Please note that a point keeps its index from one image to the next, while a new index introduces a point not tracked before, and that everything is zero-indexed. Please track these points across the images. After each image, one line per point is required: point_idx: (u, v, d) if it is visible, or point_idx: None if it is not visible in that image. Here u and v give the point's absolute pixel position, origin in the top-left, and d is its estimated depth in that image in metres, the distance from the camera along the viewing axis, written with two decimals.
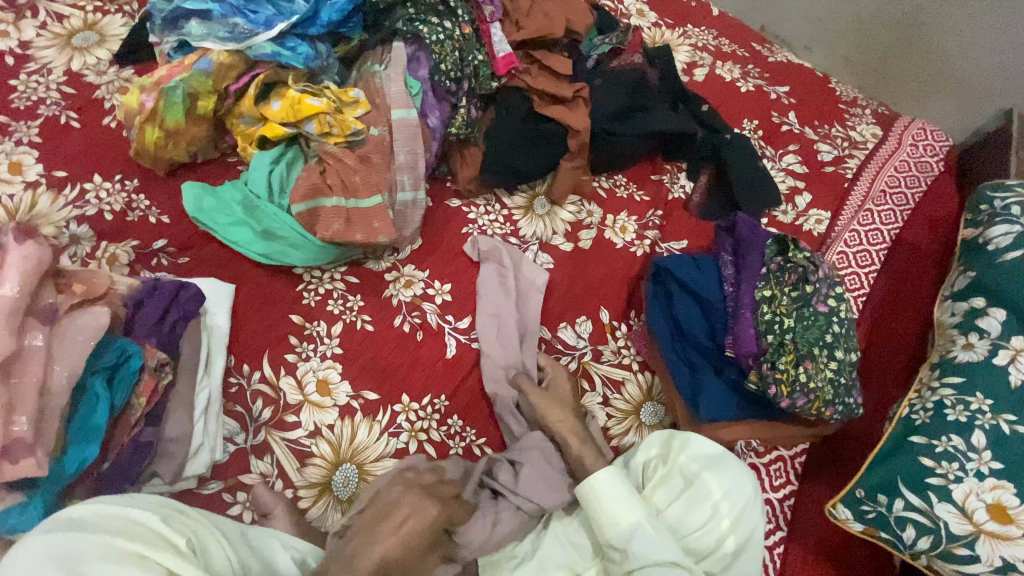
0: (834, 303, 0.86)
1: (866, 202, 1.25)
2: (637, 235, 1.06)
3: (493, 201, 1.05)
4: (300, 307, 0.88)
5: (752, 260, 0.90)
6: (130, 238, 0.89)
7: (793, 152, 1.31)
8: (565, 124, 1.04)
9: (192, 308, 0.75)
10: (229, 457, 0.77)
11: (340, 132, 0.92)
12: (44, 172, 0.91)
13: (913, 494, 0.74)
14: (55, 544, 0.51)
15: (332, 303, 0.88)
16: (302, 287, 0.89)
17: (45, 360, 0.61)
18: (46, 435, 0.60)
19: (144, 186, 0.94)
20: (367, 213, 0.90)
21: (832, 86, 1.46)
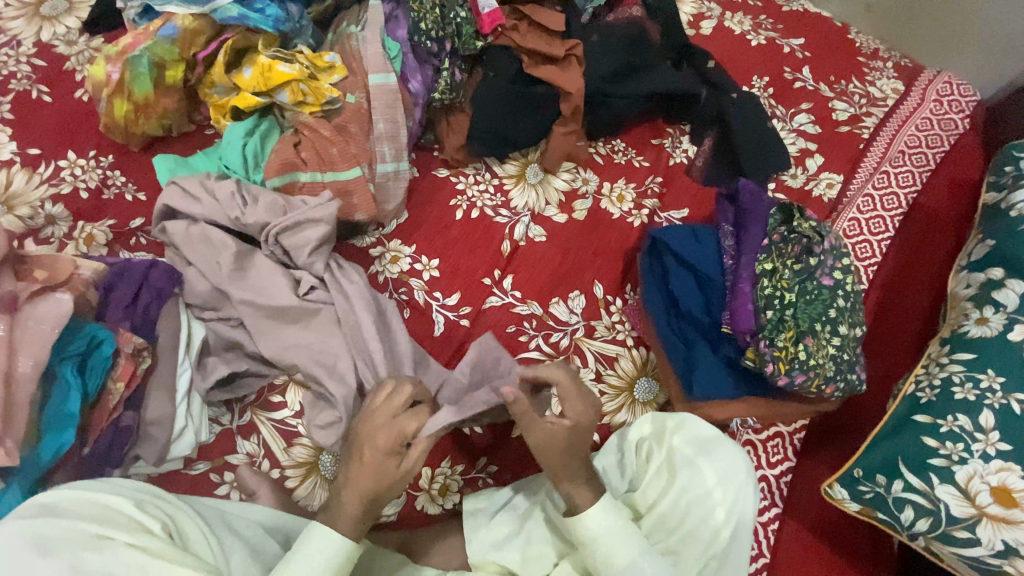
0: (840, 276, 0.81)
1: (882, 163, 1.18)
2: (635, 204, 1.00)
3: (482, 169, 0.99)
4: None
5: (754, 231, 0.84)
6: (106, 216, 0.86)
7: (805, 112, 1.22)
8: (557, 87, 0.98)
9: (164, 287, 0.75)
10: (215, 437, 0.76)
11: (315, 100, 0.88)
12: (18, 150, 0.88)
13: (913, 474, 0.72)
14: (31, 531, 0.49)
15: None
16: None
17: (8, 349, 0.60)
18: (15, 425, 0.60)
19: (119, 162, 0.90)
20: (347, 186, 0.86)
21: (851, 37, 1.35)
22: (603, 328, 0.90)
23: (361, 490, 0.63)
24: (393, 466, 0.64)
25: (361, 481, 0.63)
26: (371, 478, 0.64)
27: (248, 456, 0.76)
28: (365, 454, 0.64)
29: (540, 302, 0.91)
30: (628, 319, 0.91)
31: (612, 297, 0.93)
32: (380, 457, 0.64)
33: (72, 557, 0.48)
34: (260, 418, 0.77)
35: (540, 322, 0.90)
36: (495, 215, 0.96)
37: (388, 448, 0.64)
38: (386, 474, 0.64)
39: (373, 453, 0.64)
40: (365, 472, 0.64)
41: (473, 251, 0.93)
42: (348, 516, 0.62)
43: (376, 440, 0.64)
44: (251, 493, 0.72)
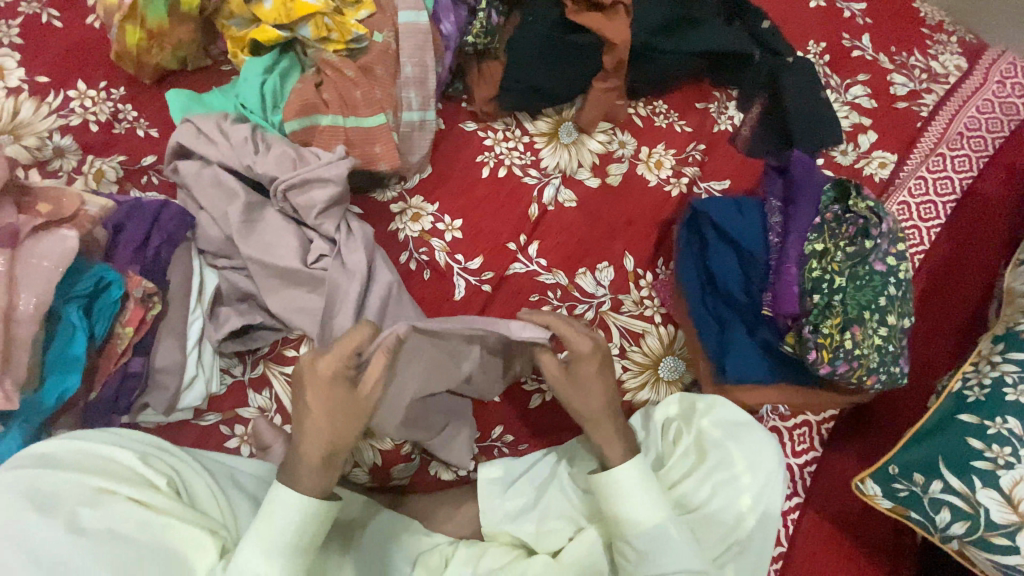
0: (894, 262, 0.75)
1: (939, 146, 1.08)
2: (673, 171, 0.94)
3: (513, 125, 0.93)
4: None
5: (805, 209, 0.78)
6: (117, 152, 0.82)
7: (861, 83, 1.13)
8: (601, 35, 0.90)
9: (176, 232, 0.70)
10: (226, 389, 0.73)
11: (339, 37, 0.81)
12: (27, 78, 0.83)
13: (954, 476, 0.68)
14: (30, 485, 0.48)
15: None
16: None
17: (9, 286, 0.57)
18: (15, 366, 0.57)
19: (131, 95, 0.85)
20: (370, 133, 0.80)
21: (917, 7, 1.23)
22: (630, 303, 0.86)
23: (314, 432, 0.59)
24: (344, 399, 0.60)
25: (316, 421, 0.59)
26: (324, 419, 0.60)
27: (260, 410, 0.73)
28: (313, 392, 0.60)
29: (566, 272, 0.86)
30: (657, 294, 0.87)
31: (643, 270, 0.88)
32: (325, 390, 0.60)
33: (69, 514, 0.48)
34: (273, 372, 0.73)
35: (566, 292, 0.85)
36: (524, 175, 0.90)
37: (335, 381, 0.60)
38: (336, 411, 0.60)
39: (324, 383, 0.60)
40: (314, 413, 0.60)
41: (498, 212, 0.88)
42: (307, 460, 0.58)
43: (320, 372, 0.60)
44: (265, 446, 0.70)
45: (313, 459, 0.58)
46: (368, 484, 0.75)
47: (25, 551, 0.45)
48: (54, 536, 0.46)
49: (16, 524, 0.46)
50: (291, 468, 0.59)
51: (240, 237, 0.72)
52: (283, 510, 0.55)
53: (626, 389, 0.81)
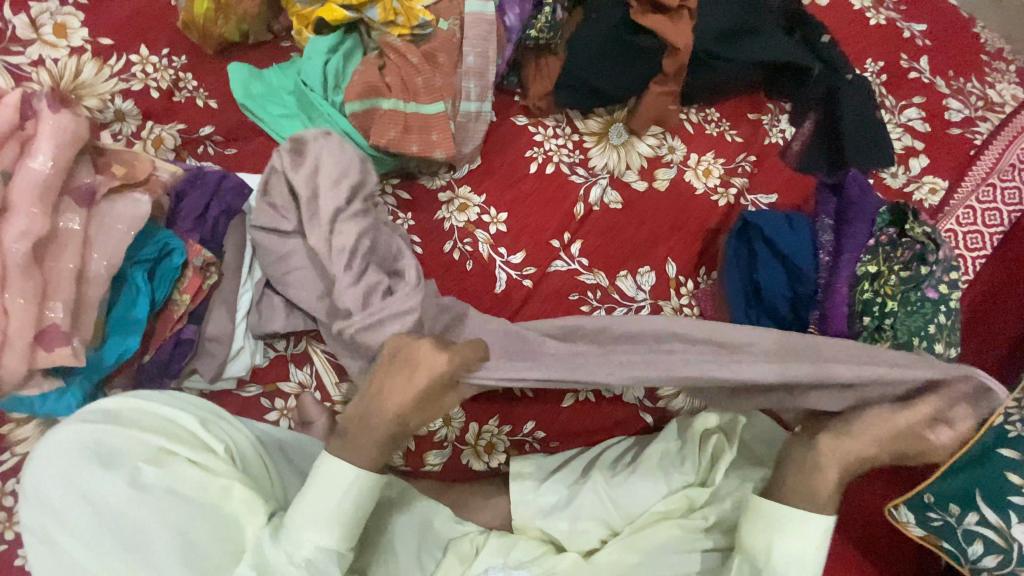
0: (946, 291, 0.74)
1: (991, 175, 1.06)
2: (722, 180, 0.93)
3: (564, 122, 0.93)
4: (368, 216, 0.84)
5: (858, 229, 0.77)
6: (178, 121, 0.83)
7: (917, 105, 1.11)
8: (664, 39, 0.88)
9: (234, 203, 0.71)
10: (268, 362, 0.73)
11: (405, 22, 0.82)
12: (90, 40, 0.81)
13: (990, 510, 0.66)
14: (97, 441, 0.52)
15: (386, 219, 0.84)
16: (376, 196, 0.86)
17: (82, 245, 0.58)
18: (84, 323, 0.59)
19: (193, 65, 0.85)
20: (428, 121, 0.81)
21: (978, 31, 1.21)
22: (669, 310, 0.86)
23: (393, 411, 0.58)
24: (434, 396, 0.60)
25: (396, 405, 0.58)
26: (403, 408, 0.58)
27: (300, 386, 0.73)
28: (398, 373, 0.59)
29: (607, 273, 0.86)
30: (698, 303, 0.86)
31: (685, 278, 0.88)
32: (399, 377, 0.59)
33: (132, 471, 0.51)
34: (314, 349, 0.74)
35: (606, 294, 0.85)
36: (571, 173, 0.90)
37: (431, 368, 0.59)
38: (427, 404, 0.59)
39: (433, 376, 0.58)
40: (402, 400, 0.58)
41: (544, 209, 0.88)
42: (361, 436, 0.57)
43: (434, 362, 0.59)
44: (306, 422, 0.70)
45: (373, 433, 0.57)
46: (401, 468, 0.75)
47: (90, 503, 0.49)
48: (114, 493, 0.50)
49: (83, 477, 0.50)
50: (351, 441, 0.58)
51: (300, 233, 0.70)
52: (331, 492, 0.55)
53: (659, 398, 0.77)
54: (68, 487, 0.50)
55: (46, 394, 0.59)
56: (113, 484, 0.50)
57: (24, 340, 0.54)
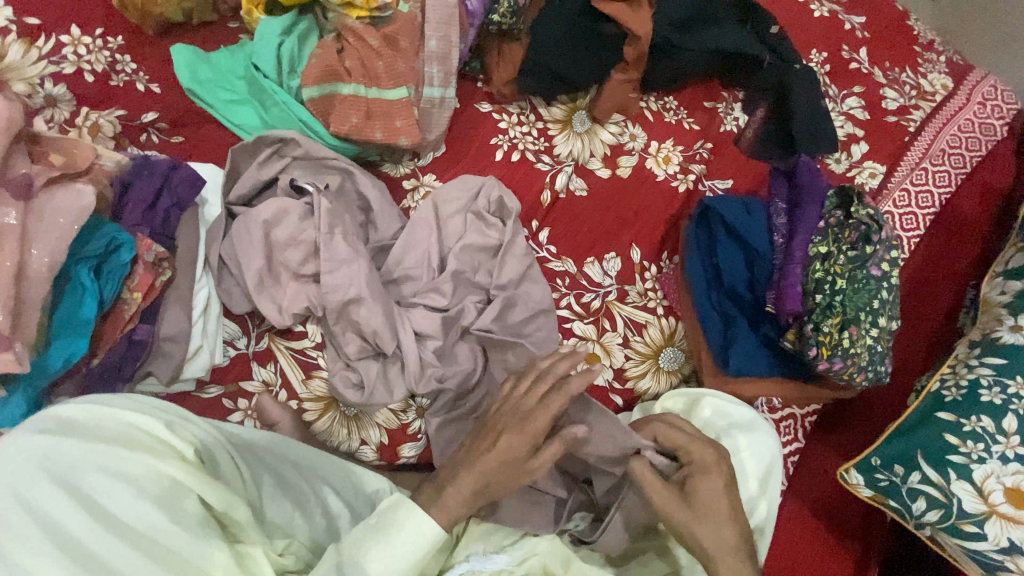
0: (887, 268, 0.80)
1: (923, 160, 1.13)
2: (681, 167, 0.95)
3: (527, 109, 0.93)
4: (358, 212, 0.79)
5: (811, 212, 0.82)
6: (115, 106, 0.76)
7: (857, 95, 1.17)
8: (624, 27, 0.91)
9: (185, 195, 0.68)
10: (229, 361, 0.70)
11: (364, 3, 0.79)
12: (14, 18, 0.75)
13: (932, 468, 0.73)
14: (46, 451, 0.45)
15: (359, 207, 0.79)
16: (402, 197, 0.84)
17: (20, 241, 0.54)
18: (25, 326, 0.55)
19: (131, 46, 0.79)
20: (391, 106, 0.79)
21: (911, 24, 1.29)
22: (635, 294, 0.87)
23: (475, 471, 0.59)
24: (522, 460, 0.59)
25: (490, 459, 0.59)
26: (498, 468, 0.59)
27: (263, 384, 0.71)
28: (512, 407, 0.63)
29: (575, 260, 0.87)
30: (662, 287, 0.88)
31: (649, 263, 0.89)
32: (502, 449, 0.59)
33: (91, 492, 0.45)
34: (277, 346, 0.72)
35: (574, 280, 0.86)
36: (537, 161, 0.90)
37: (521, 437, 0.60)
38: (513, 466, 0.59)
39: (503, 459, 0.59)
40: (496, 451, 0.59)
41: None
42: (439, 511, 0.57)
43: (532, 423, 0.60)
44: (270, 423, 0.68)
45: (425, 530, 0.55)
46: (374, 462, 0.74)
47: (33, 517, 0.42)
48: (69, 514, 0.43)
49: (29, 492, 0.43)
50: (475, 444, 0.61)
51: (329, 240, 0.71)
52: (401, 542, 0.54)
53: (628, 377, 0.83)
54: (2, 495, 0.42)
55: None
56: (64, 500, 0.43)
57: None
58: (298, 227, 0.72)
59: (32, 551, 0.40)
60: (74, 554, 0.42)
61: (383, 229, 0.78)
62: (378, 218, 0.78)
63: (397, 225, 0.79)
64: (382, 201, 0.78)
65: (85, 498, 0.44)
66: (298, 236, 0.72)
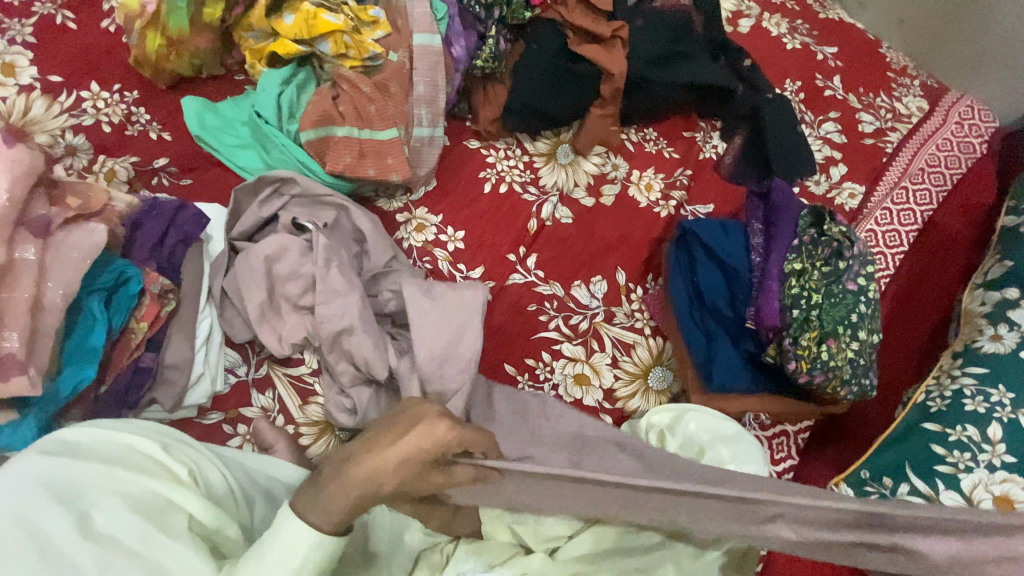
0: (864, 282, 0.83)
1: (902, 179, 1.15)
2: (662, 194, 1.00)
3: (513, 144, 0.98)
4: None
5: (785, 232, 0.87)
6: (130, 153, 0.83)
7: (833, 120, 1.22)
8: (600, 66, 0.97)
9: (191, 232, 0.73)
10: (230, 389, 0.74)
11: (356, 55, 0.87)
12: (39, 77, 0.83)
13: (920, 479, 0.72)
14: (48, 475, 0.48)
15: None
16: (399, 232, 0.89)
17: (38, 275, 0.60)
18: (39, 352, 0.59)
19: (145, 99, 0.87)
20: (383, 146, 0.85)
21: (883, 52, 1.34)
22: (622, 315, 0.90)
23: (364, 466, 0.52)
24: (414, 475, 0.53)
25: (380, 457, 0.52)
26: (396, 470, 0.52)
27: (262, 410, 0.74)
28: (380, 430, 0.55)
29: (562, 284, 0.90)
30: (647, 308, 0.91)
31: (634, 285, 0.93)
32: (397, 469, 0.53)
33: (86, 513, 0.47)
34: (276, 372, 0.76)
35: (562, 303, 0.89)
36: (523, 192, 0.95)
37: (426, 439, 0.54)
38: (410, 472, 0.53)
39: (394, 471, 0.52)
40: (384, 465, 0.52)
41: (499, 226, 0.92)
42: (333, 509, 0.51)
43: (438, 427, 0.54)
44: (266, 447, 0.70)
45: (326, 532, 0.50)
46: None
47: (27, 531, 0.44)
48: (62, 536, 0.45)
49: (26, 507, 0.45)
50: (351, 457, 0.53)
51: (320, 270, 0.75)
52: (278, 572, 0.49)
53: (617, 397, 0.85)
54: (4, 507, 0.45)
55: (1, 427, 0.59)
56: (62, 517, 0.46)
57: None
58: (296, 260, 0.77)
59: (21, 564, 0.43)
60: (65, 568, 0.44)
61: (377, 260, 0.82)
62: (372, 249, 0.82)
63: (390, 254, 0.82)
64: (376, 233, 0.82)
65: (81, 515, 0.47)
66: (298, 267, 0.77)
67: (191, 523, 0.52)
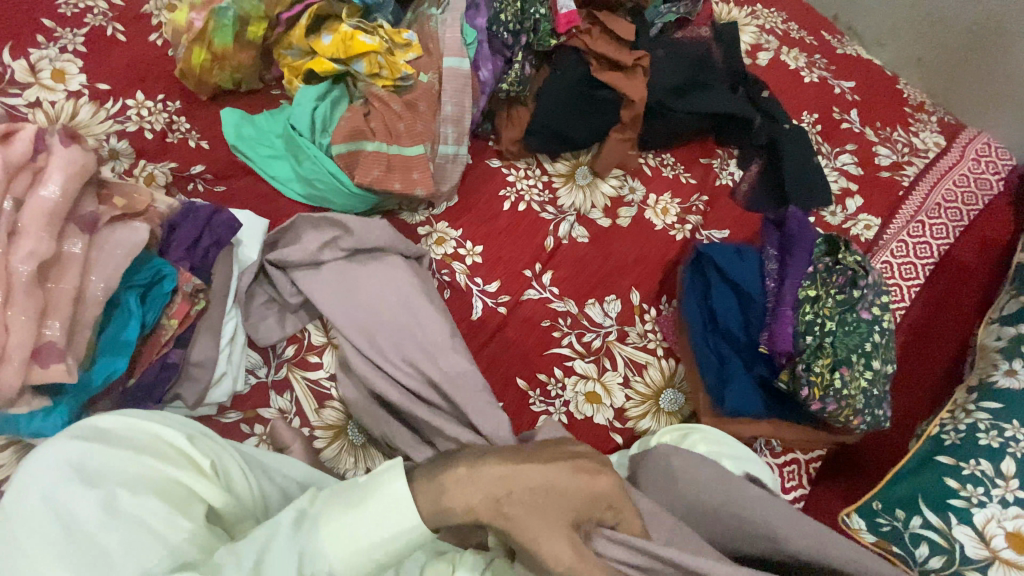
0: (879, 312, 0.84)
1: (919, 213, 1.16)
2: (678, 218, 1.01)
3: (534, 165, 1.02)
4: None
5: (800, 258, 0.88)
6: (169, 159, 0.87)
7: (849, 152, 1.23)
8: (620, 93, 1.01)
9: (224, 235, 0.76)
10: (249, 389, 0.76)
11: (389, 75, 0.91)
12: (88, 84, 0.88)
13: (932, 512, 0.72)
14: (79, 456, 0.51)
15: None
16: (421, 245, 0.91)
17: (82, 268, 0.63)
18: (77, 342, 0.62)
19: (186, 109, 0.91)
20: (410, 161, 0.88)
21: (900, 88, 1.36)
22: (635, 335, 0.91)
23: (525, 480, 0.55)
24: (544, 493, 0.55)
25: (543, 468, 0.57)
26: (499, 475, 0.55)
27: (279, 411, 0.75)
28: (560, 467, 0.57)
29: (576, 301, 0.92)
30: (661, 329, 0.92)
31: (647, 305, 0.94)
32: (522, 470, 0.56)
33: (110, 494, 0.50)
34: (295, 375, 0.77)
35: (575, 320, 0.90)
36: (541, 211, 0.97)
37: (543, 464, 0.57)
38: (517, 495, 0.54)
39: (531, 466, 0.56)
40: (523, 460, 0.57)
41: (516, 243, 0.94)
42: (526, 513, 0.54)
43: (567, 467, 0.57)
44: (282, 447, 0.72)
45: (573, 549, 0.53)
46: None
47: (56, 509, 0.48)
48: (84, 515, 0.48)
49: (59, 489, 0.48)
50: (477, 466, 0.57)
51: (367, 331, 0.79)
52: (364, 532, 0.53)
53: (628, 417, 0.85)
54: (42, 487, 0.48)
55: (33, 413, 0.61)
56: (87, 497, 0.48)
57: (21, 357, 0.57)
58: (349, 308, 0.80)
59: (53, 543, 0.46)
60: (87, 546, 0.47)
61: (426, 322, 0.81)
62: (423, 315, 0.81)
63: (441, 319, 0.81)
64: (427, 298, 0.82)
65: (106, 496, 0.49)
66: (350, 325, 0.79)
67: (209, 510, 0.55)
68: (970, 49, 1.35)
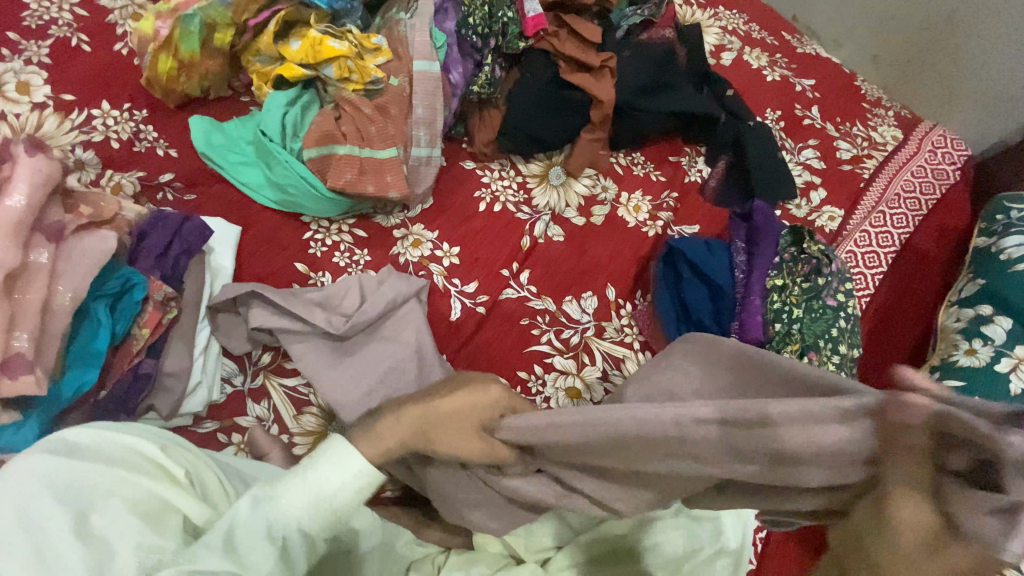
0: (844, 299, 0.88)
1: (880, 204, 1.20)
2: (650, 215, 1.04)
3: (507, 166, 1.03)
4: (329, 266, 0.87)
5: (767, 249, 0.91)
6: (137, 169, 0.86)
7: (812, 147, 1.27)
8: (590, 94, 1.03)
9: (195, 242, 0.75)
10: (225, 398, 0.75)
11: (360, 79, 0.91)
12: (52, 94, 0.86)
13: None
14: (47, 474, 0.49)
15: (338, 255, 0.87)
16: (398, 250, 0.90)
17: (49, 278, 0.62)
18: (45, 354, 0.61)
19: (154, 118, 0.90)
20: (383, 164, 0.89)
21: (858, 84, 1.41)
22: (612, 330, 0.92)
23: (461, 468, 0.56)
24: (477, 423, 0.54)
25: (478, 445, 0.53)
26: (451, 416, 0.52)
27: (257, 419, 0.75)
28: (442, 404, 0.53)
29: (554, 298, 0.93)
30: (637, 323, 0.94)
31: (623, 300, 0.95)
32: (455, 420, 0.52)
33: (80, 510, 0.48)
34: (271, 383, 0.76)
35: (553, 318, 0.91)
36: (517, 211, 0.98)
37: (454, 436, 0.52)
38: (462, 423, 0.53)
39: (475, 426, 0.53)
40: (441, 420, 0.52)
41: (493, 244, 0.95)
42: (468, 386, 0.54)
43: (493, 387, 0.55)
44: (259, 455, 0.71)
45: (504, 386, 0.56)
46: None
47: (27, 529, 0.46)
48: (56, 534, 0.46)
49: (30, 507, 0.47)
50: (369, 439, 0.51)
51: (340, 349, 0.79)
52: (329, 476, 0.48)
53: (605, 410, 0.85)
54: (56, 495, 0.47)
55: (3, 427, 0.60)
56: (60, 513, 0.47)
57: None
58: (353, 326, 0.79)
59: (23, 561, 0.44)
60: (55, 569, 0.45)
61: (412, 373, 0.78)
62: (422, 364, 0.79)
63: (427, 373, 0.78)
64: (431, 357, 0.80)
65: (78, 512, 0.48)
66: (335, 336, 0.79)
67: (186, 524, 0.54)
68: (922, 47, 1.41)
